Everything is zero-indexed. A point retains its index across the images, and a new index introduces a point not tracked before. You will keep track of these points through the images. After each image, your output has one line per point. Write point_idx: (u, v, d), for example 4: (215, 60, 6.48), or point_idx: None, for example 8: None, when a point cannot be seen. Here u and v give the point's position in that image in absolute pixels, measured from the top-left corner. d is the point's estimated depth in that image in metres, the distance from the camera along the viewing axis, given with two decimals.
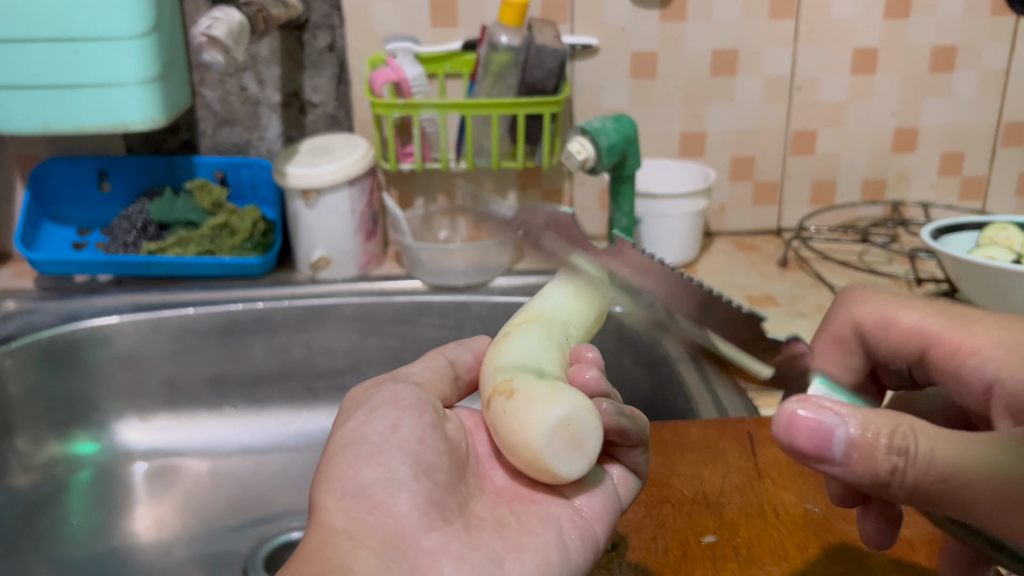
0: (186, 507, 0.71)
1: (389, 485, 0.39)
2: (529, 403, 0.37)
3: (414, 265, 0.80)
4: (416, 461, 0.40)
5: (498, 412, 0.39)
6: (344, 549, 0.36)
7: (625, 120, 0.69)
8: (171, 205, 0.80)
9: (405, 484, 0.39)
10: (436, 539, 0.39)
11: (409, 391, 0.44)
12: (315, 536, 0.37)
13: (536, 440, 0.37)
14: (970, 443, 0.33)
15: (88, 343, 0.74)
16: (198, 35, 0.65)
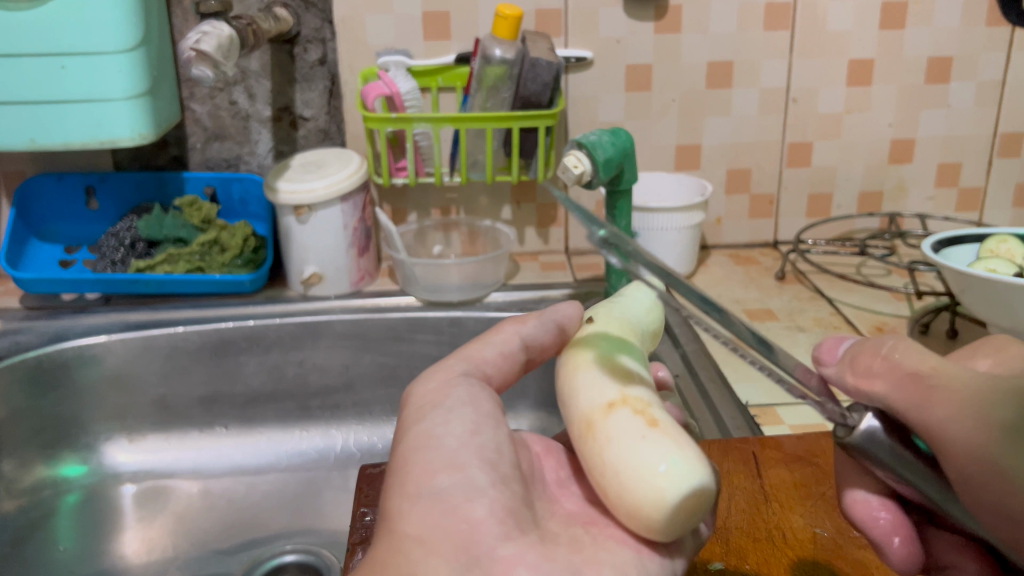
0: (177, 530, 0.69)
1: (468, 490, 0.36)
2: (683, 448, 0.34)
3: (409, 281, 0.78)
4: (494, 467, 0.37)
5: (610, 437, 0.35)
6: (415, 558, 0.34)
7: (622, 134, 0.69)
8: (160, 222, 0.78)
9: (484, 488, 0.36)
10: (513, 546, 0.35)
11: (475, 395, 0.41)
12: (388, 543, 0.35)
13: (664, 500, 0.33)
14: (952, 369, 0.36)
15: (76, 363, 0.72)
16: (187, 49, 0.64)
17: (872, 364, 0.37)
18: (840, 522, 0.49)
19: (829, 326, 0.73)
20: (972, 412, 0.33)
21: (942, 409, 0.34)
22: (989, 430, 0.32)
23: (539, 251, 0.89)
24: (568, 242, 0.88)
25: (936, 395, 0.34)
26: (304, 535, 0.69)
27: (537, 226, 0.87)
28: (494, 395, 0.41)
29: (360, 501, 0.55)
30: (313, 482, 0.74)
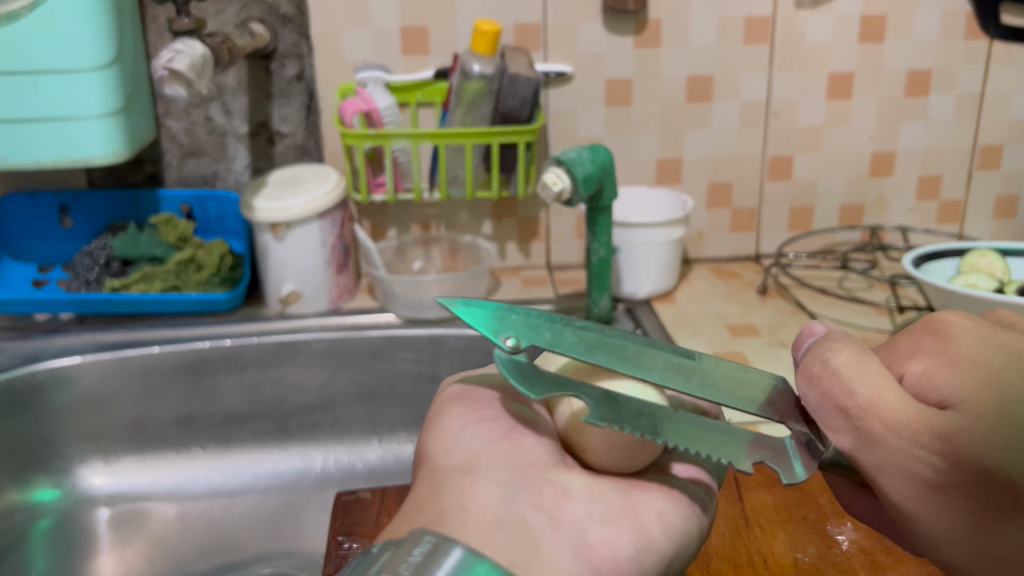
0: (154, 554, 0.68)
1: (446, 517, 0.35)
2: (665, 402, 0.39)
3: (388, 297, 0.78)
4: None
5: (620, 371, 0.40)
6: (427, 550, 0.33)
7: (601, 150, 0.68)
8: (135, 240, 0.77)
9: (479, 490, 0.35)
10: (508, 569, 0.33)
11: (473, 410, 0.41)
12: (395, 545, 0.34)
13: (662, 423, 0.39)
14: (888, 390, 0.33)
15: (48, 385, 0.71)
16: (159, 68, 0.63)
17: (817, 382, 0.35)
18: (824, 544, 0.49)
19: None
20: (891, 464, 0.32)
21: (868, 458, 0.33)
22: (910, 486, 0.32)
23: (521, 266, 0.88)
24: (549, 256, 0.87)
25: (870, 445, 0.33)
26: (283, 558, 0.67)
27: (518, 241, 0.86)
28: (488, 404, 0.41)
29: (336, 529, 0.54)
30: (292, 503, 0.73)
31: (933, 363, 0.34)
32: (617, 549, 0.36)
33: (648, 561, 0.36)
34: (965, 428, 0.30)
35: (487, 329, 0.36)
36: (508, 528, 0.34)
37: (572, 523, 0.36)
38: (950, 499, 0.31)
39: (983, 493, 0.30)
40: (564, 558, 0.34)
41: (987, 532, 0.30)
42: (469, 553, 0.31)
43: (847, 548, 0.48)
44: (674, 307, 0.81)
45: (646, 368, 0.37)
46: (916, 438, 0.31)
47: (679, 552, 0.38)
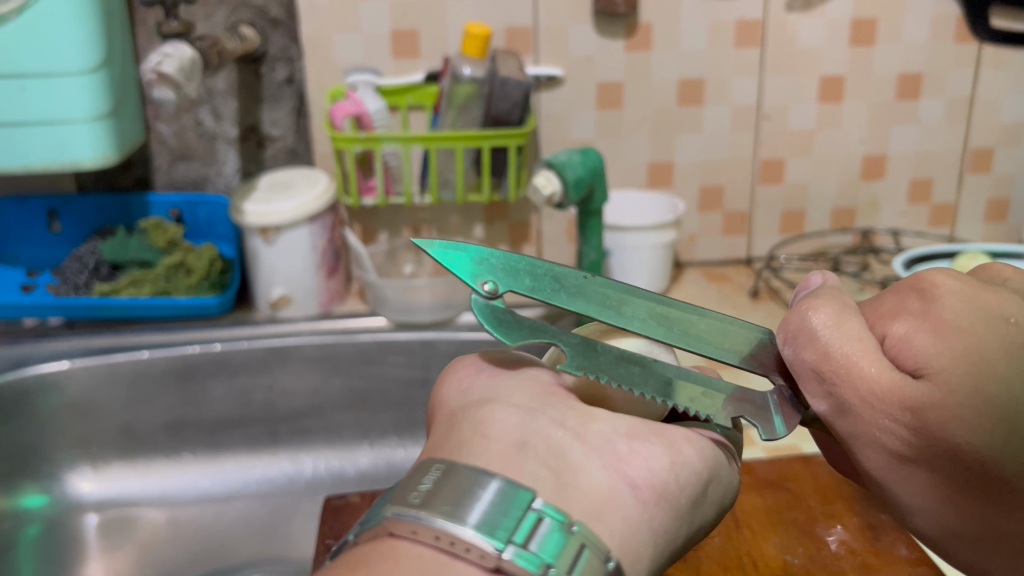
0: (143, 560, 0.68)
1: None
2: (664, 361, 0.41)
3: (379, 302, 0.77)
4: None
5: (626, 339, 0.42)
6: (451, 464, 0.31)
7: (592, 153, 0.68)
8: (124, 244, 0.77)
9: None
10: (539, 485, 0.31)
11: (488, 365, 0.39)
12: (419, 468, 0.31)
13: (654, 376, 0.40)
14: (864, 357, 0.32)
15: (37, 391, 0.71)
16: (147, 72, 0.63)
17: (797, 341, 0.34)
18: (813, 546, 0.49)
19: None
20: (862, 434, 0.32)
21: (840, 424, 0.33)
22: (881, 458, 0.32)
23: None
24: (541, 259, 0.87)
25: (843, 414, 0.33)
26: (274, 563, 0.67)
27: (509, 244, 0.86)
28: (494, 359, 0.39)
29: (324, 532, 0.54)
30: (282, 509, 0.72)
31: (915, 326, 0.33)
32: (651, 460, 0.33)
33: (685, 478, 0.34)
34: (939, 405, 0.31)
35: (465, 274, 0.37)
36: (533, 448, 0.32)
37: (600, 438, 0.34)
38: (918, 470, 0.32)
39: (948, 467, 0.31)
40: (594, 470, 0.32)
41: (945, 499, 0.32)
42: (492, 480, 0.30)
43: (837, 549, 0.48)
44: None
45: (628, 317, 0.38)
46: (889, 411, 0.31)
47: (716, 483, 0.36)
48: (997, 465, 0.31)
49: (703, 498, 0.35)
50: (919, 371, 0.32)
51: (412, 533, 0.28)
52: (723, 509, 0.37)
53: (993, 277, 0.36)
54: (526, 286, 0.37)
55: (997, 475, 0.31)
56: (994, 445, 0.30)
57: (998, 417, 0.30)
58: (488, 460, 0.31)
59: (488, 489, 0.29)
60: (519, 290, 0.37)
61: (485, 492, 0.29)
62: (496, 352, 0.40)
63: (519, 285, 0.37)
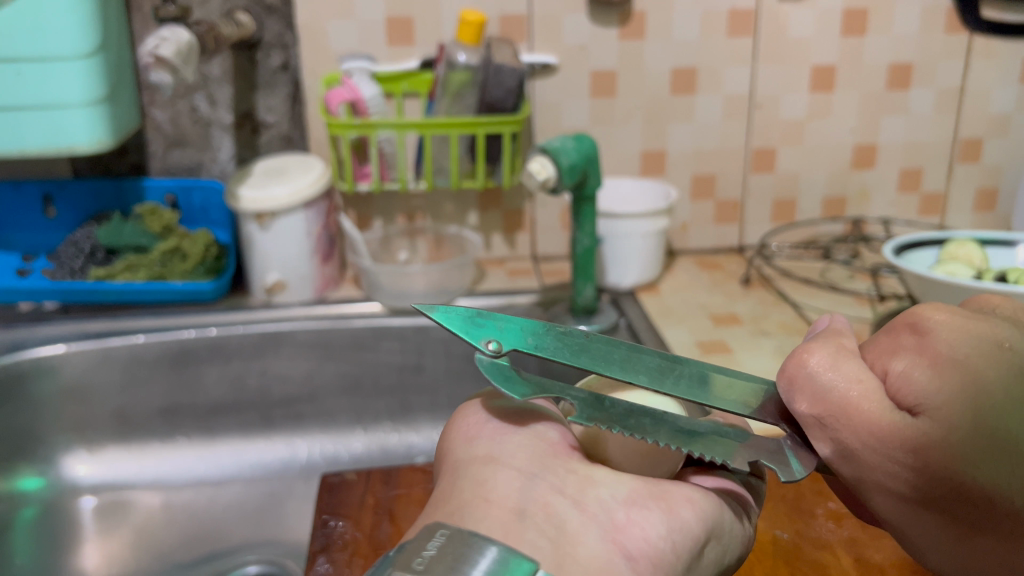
0: (137, 541, 0.68)
1: None
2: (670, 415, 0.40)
3: (373, 287, 0.79)
4: None
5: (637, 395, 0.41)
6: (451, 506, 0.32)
7: (585, 140, 0.69)
8: (119, 230, 0.78)
9: None
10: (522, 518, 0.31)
11: (484, 415, 0.37)
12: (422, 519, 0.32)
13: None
14: (866, 399, 0.31)
15: (33, 375, 0.71)
16: (144, 56, 0.63)
17: (793, 389, 0.33)
18: (803, 521, 0.49)
19: (792, 330, 0.73)
20: (870, 477, 0.32)
21: (845, 469, 0.32)
22: (890, 500, 0.32)
23: (506, 257, 0.88)
24: (534, 247, 0.88)
25: (849, 459, 0.32)
26: (268, 546, 0.68)
27: (503, 232, 0.87)
28: (499, 409, 0.37)
29: (321, 507, 0.54)
30: (275, 495, 0.73)
31: (913, 363, 0.32)
32: (649, 530, 0.32)
33: (683, 546, 0.32)
34: (939, 441, 0.30)
35: (469, 335, 0.35)
36: (532, 516, 0.31)
37: (600, 506, 0.32)
38: (930, 512, 0.31)
39: (958, 509, 0.30)
40: (592, 540, 0.31)
41: (960, 544, 0.31)
42: (494, 546, 0.28)
43: (826, 524, 0.49)
44: (658, 297, 0.81)
45: (633, 372, 0.36)
46: (892, 454, 0.31)
47: (714, 544, 0.34)
48: (1006, 500, 0.30)
49: (699, 558, 0.34)
50: (919, 409, 0.31)
51: None
52: (722, 567, 0.36)
53: (982, 307, 0.37)
54: (532, 345, 0.35)
55: (1010, 512, 0.30)
56: (1003, 479, 0.30)
57: (1000, 450, 0.30)
58: (489, 527, 0.30)
59: (489, 557, 0.28)
60: (524, 348, 0.35)
61: (486, 560, 0.27)
62: (502, 402, 0.38)
63: (524, 344, 0.35)
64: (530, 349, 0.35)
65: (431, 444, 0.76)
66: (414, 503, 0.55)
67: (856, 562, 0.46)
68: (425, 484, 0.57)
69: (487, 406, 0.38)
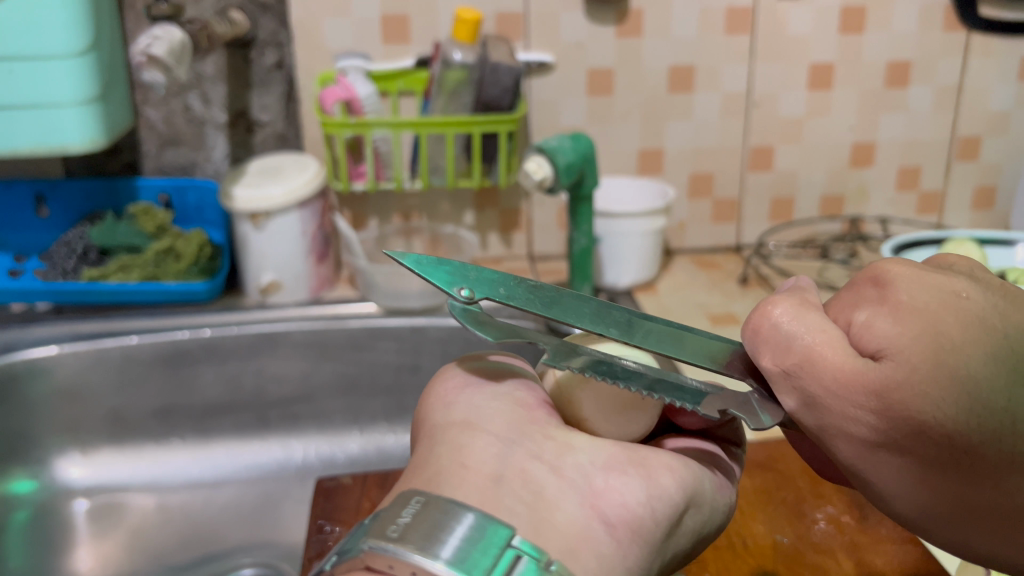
0: (133, 544, 0.68)
1: None
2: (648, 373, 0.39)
3: (369, 288, 0.77)
4: None
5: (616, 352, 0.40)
6: None
7: (583, 139, 0.68)
8: (113, 230, 0.77)
9: None
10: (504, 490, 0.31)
11: (463, 375, 0.37)
12: None
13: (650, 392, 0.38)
14: (826, 345, 0.30)
15: (25, 376, 0.70)
16: (137, 54, 0.62)
17: (760, 341, 0.32)
18: (803, 526, 0.49)
19: None
20: (834, 425, 0.30)
21: (809, 420, 0.31)
22: (855, 448, 0.30)
23: (503, 256, 0.88)
24: (531, 246, 0.87)
25: (812, 407, 0.31)
26: (264, 548, 0.67)
27: (499, 231, 0.86)
28: (476, 369, 0.37)
29: (316, 512, 0.54)
30: (271, 496, 0.72)
31: (875, 313, 0.31)
32: (627, 496, 0.31)
33: (661, 512, 0.32)
34: (899, 381, 0.29)
35: (440, 282, 0.35)
36: (510, 483, 0.30)
37: (577, 471, 0.32)
38: (893, 457, 0.30)
39: (923, 449, 0.29)
40: (570, 506, 0.30)
41: (928, 487, 0.30)
42: (467, 512, 0.28)
43: (826, 528, 0.49)
44: (655, 297, 0.81)
45: (604, 325, 0.35)
46: (853, 398, 0.29)
47: (693, 513, 0.34)
48: (971, 439, 0.28)
49: (675, 527, 0.33)
50: (881, 355, 0.30)
51: (389, 567, 0.27)
52: (701, 538, 0.35)
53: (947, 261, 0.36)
54: (503, 295, 0.35)
55: (975, 451, 0.28)
56: (966, 417, 0.28)
57: (964, 388, 0.28)
58: (467, 493, 0.30)
59: (461, 523, 0.27)
60: (497, 297, 0.35)
61: (460, 527, 0.27)
62: (478, 363, 0.38)
63: (497, 295, 0.35)
64: (502, 299, 0.35)
65: None
66: None
67: (856, 567, 0.46)
68: None
69: (464, 367, 0.37)
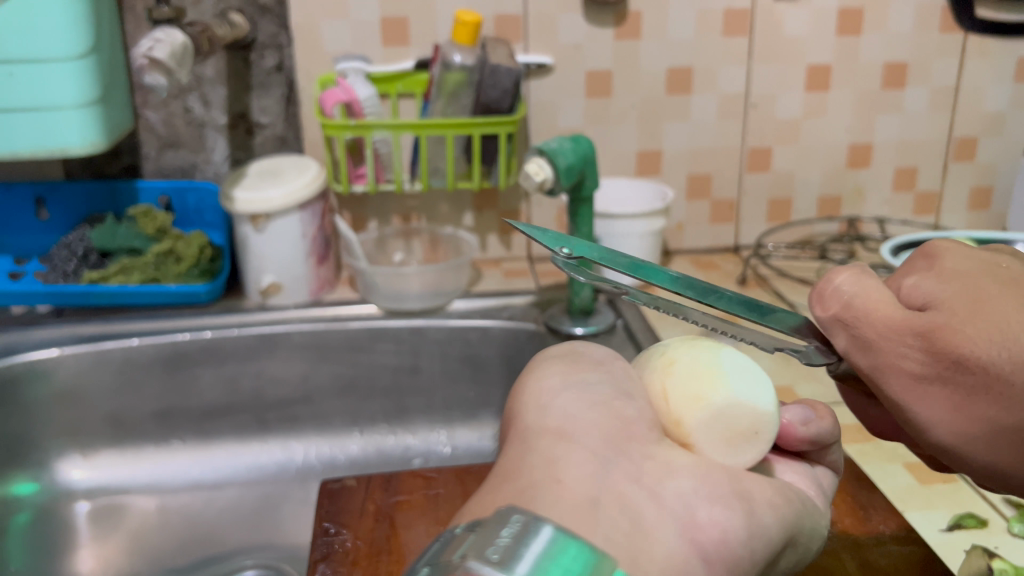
0: (133, 547, 0.68)
1: None
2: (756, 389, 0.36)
3: (369, 289, 0.77)
4: None
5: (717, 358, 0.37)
6: None
7: (582, 141, 0.68)
8: (113, 232, 0.77)
9: None
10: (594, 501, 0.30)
11: (570, 381, 0.35)
12: None
13: (760, 414, 0.35)
14: (879, 297, 0.34)
15: (26, 378, 0.70)
16: (139, 57, 0.63)
17: (818, 299, 0.36)
18: None
19: None
20: (885, 367, 0.33)
21: (864, 364, 0.34)
22: (904, 387, 0.33)
23: (502, 258, 0.88)
24: (530, 247, 0.88)
25: (864, 350, 0.34)
26: (266, 550, 0.67)
27: (499, 232, 0.87)
28: (581, 377, 0.35)
29: (320, 515, 0.54)
30: (272, 497, 0.72)
31: (922, 276, 0.34)
32: (727, 529, 0.31)
33: (761, 549, 0.32)
34: (944, 323, 0.32)
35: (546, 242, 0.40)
36: (607, 507, 0.29)
37: (678, 500, 0.31)
38: (940, 393, 0.32)
39: (963, 379, 0.31)
40: (669, 538, 0.30)
41: (970, 418, 0.32)
42: (546, 526, 0.25)
43: (828, 530, 0.49)
44: None
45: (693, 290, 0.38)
46: (903, 338, 0.33)
47: (788, 548, 0.34)
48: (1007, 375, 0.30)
49: (774, 561, 0.34)
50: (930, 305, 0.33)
51: None
52: (800, 562, 0.36)
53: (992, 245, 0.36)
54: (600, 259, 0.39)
55: (1010, 385, 0.30)
56: (1000, 351, 0.30)
57: (1000, 326, 0.31)
58: (479, 496, 0.30)
59: (542, 538, 0.25)
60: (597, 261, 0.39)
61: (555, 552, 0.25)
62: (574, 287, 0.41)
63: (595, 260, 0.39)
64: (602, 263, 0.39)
65: (428, 447, 0.76)
66: (415, 509, 0.55)
67: (860, 566, 0.46)
68: (425, 491, 0.57)
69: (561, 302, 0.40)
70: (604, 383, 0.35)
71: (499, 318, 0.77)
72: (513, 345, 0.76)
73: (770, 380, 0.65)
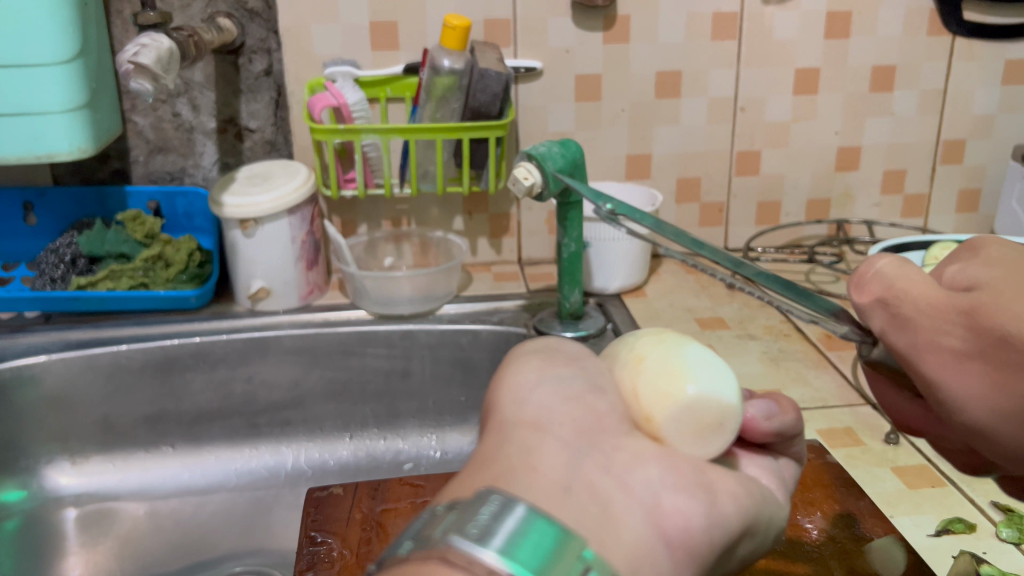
0: (123, 553, 0.68)
1: None
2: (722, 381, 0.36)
3: (359, 294, 0.77)
4: None
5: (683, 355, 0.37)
6: None
7: (571, 145, 0.68)
8: (102, 237, 0.77)
9: None
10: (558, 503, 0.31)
11: (535, 372, 0.36)
12: None
13: (725, 406, 0.35)
14: (920, 277, 0.31)
15: (15, 384, 0.70)
16: (125, 62, 0.62)
17: (857, 281, 0.33)
18: (795, 534, 0.50)
19: (779, 334, 0.73)
20: (924, 345, 0.30)
21: (902, 345, 0.30)
22: (942, 368, 0.29)
23: (492, 262, 0.88)
24: (520, 251, 0.88)
25: (903, 328, 0.30)
26: (256, 555, 0.67)
27: (489, 236, 0.87)
28: (545, 369, 0.36)
29: (308, 524, 0.54)
30: (262, 501, 0.72)
31: (969, 262, 0.31)
32: (691, 517, 0.31)
33: (721, 538, 0.31)
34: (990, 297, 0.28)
35: None
36: (577, 497, 0.29)
37: (646, 490, 0.31)
38: (980, 371, 0.28)
39: (1005, 355, 0.27)
40: (638, 523, 0.30)
41: (1009, 396, 0.27)
42: (519, 505, 0.26)
43: (817, 537, 0.50)
44: (644, 301, 0.81)
45: None
46: (944, 316, 0.29)
47: (747, 539, 0.34)
48: None
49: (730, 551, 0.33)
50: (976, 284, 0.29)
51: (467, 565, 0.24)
52: (755, 556, 0.36)
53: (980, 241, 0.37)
54: None
55: None
56: None
57: None
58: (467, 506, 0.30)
59: (514, 515, 0.25)
60: None
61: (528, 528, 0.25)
62: None
63: None
64: None
65: (419, 451, 0.76)
66: (404, 515, 0.55)
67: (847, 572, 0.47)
68: (414, 498, 0.57)
69: None
70: (567, 373, 0.36)
71: (488, 322, 0.77)
72: (502, 348, 0.76)
73: (759, 383, 0.65)
